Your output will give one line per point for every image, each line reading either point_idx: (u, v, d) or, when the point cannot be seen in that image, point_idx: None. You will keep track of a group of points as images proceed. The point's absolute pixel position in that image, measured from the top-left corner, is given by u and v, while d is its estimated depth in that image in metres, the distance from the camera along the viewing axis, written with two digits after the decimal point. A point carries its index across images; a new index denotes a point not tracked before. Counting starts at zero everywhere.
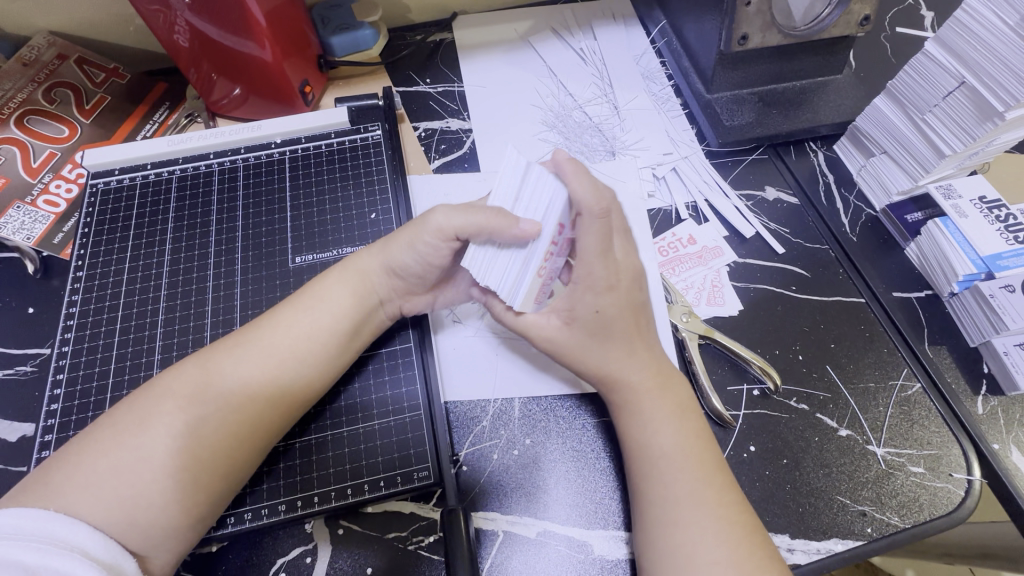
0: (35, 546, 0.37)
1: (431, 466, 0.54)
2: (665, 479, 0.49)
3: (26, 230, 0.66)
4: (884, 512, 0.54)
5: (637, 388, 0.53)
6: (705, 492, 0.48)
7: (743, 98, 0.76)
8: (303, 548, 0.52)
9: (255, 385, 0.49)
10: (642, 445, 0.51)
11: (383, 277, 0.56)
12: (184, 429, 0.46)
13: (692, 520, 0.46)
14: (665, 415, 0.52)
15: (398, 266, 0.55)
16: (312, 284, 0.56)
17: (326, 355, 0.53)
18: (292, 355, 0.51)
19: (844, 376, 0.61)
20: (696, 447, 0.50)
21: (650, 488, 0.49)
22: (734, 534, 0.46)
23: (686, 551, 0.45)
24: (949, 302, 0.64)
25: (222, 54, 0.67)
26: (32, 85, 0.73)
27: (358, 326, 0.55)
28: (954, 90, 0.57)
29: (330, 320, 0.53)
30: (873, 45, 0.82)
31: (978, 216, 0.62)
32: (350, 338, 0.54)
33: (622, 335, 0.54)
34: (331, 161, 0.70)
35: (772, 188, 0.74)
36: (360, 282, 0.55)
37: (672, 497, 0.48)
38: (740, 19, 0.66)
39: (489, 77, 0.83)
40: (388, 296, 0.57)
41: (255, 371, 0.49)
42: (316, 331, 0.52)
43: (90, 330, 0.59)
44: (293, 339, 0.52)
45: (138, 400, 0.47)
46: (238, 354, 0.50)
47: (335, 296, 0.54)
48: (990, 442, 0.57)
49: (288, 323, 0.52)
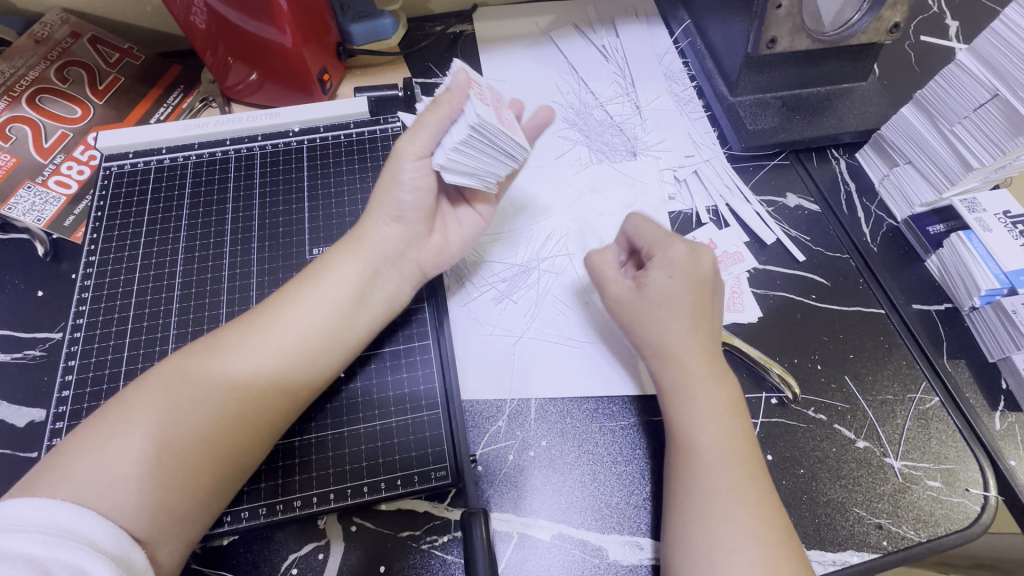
0: (38, 537, 0.36)
1: (449, 466, 0.53)
2: (709, 473, 0.48)
3: (37, 212, 0.65)
4: (899, 525, 0.54)
5: (686, 379, 0.53)
6: (746, 489, 0.47)
7: (767, 102, 0.75)
8: (315, 544, 0.51)
9: (262, 363, 0.48)
10: (684, 434, 0.51)
11: (386, 228, 0.57)
12: (204, 421, 0.45)
13: (735, 515, 0.46)
14: (716, 408, 0.51)
15: (394, 207, 0.56)
16: (321, 261, 0.56)
17: (334, 328, 0.52)
18: (296, 332, 0.50)
19: (862, 387, 0.60)
20: (738, 439, 0.50)
21: (692, 482, 0.48)
22: (772, 533, 0.46)
23: (725, 545, 0.45)
24: (969, 316, 0.63)
25: (241, 38, 0.65)
26: (44, 63, 0.71)
27: (364, 294, 0.54)
28: (985, 102, 0.57)
29: (334, 293, 0.53)
30: (899, 53, 0.81)
31: (1001, 230, 0.62)
32: (357, 308, 0.54)
33: (681, 326, 0.55)
34: (349, 151, 0.69)
35: (793, 195, 0.73)
36: (356, 247, 0.55)
37: (714, 489, 0.47)
38: (769, 22, 0.65)
39: (509, 71, 0.82)
40: (397, 257, 0.57)
41: (264, 352, 0.49)
42: (315, 306, 0.52)
43: (103, 315, 0.58)
44: (294, 316, 0.51)
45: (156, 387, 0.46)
46: (244, 334, 0.49)
47: (339, 269, 0.54)
48: (1006, 458, 0.57)
49: (293, 300, 0.52)
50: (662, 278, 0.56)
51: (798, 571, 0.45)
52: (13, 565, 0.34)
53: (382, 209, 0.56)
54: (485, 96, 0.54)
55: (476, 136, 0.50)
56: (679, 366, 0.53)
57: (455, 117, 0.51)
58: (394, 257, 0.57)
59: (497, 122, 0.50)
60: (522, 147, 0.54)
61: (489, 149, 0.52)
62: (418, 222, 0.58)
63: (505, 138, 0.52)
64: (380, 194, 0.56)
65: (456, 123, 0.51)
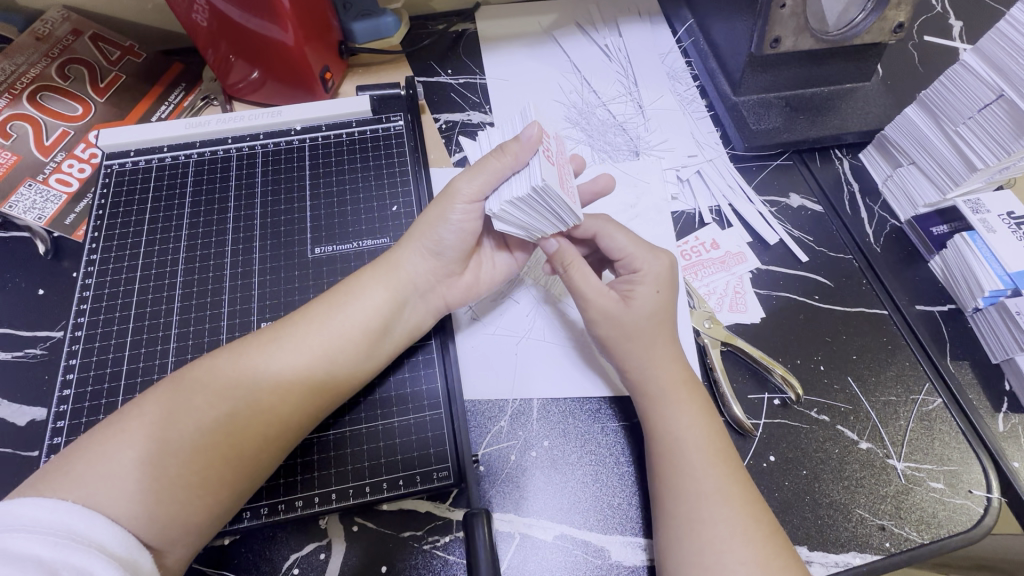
0: (49, 539, 0.36)
1: (451, 466, 0.53)
2: (693, 474, 0.48)
3: (38, 210, 0.65)
4: (902, 527, 0.53)
5: (663, 387, 0.53)
6: (733, 488, 0.47)
7: (770, 102, 0.75)
8: (316, 544, 0.51)
9: (290, 384, 0.48)
10: (665, 436, 0.51)
11: (420, 260, 0.56)
12: (207, 422, 0.45)
13: (723, 515, 0.46)
14: (693, 411, 0.51)
15: (433, 242, 0.56)
16: (349, 282, 0.55)
17: (360, 355, 0.52)
18: (326, 357, 0.50)
19: (865, 388, 0.60)
20: (719, 440, 0.50)
21: (675, 483, 0.48)
22: (761, 532, 0.46)
23: (715, 546, 0.45)
24: (972, 317, 0.63)
25: (243, 35, 0.65)
26: (45, 61, 0.71)
27: (391, 324, 0.54)
28: (990, 103, 0.56)
29: (364, 320, 0.53)
30: (902, 53, 0.81)
31: (1006, 231, 0.62)
32: (383, 337, 0.54)
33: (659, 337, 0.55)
34: (351, 150, 0.69)
35: (796, 195, 0.73)
36: (392, 279, 0.55)
37: (699, 490, 0.47)
38: (774, 21, 0.64)
39: (511, 69, 0.82)
40: (426, 290, 0.57)
41: (294, 371, 0.49)
42: (346, 330, 0.52)
43: (105, 315, 0.58)
44: (327, 338, 0.51)
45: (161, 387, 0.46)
46: (272, 351, 0.49)
47: (369, 295, 0.54)
48: (1009, 459, 0.57)
49: (323, 323, 0.51)
50: (647, 290, 0.55)
51: (792, 569, 0.45)
52: (23, 567, 0.33)
53: (420, 242, 0.56)
54: (554, 154, 0.53)
55: (535, 196, 0.50)
56: (658, 370, 0.53)
57: (519, 169, 0.51)
58: (424, 291, 0.57)
59: (560, 191, 0.50)
60: (575, 220, 0.53)
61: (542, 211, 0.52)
62: (452, 260, 0.57)
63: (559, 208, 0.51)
64: (422, 227, 0.56)
65: (519, 175, 0.51)
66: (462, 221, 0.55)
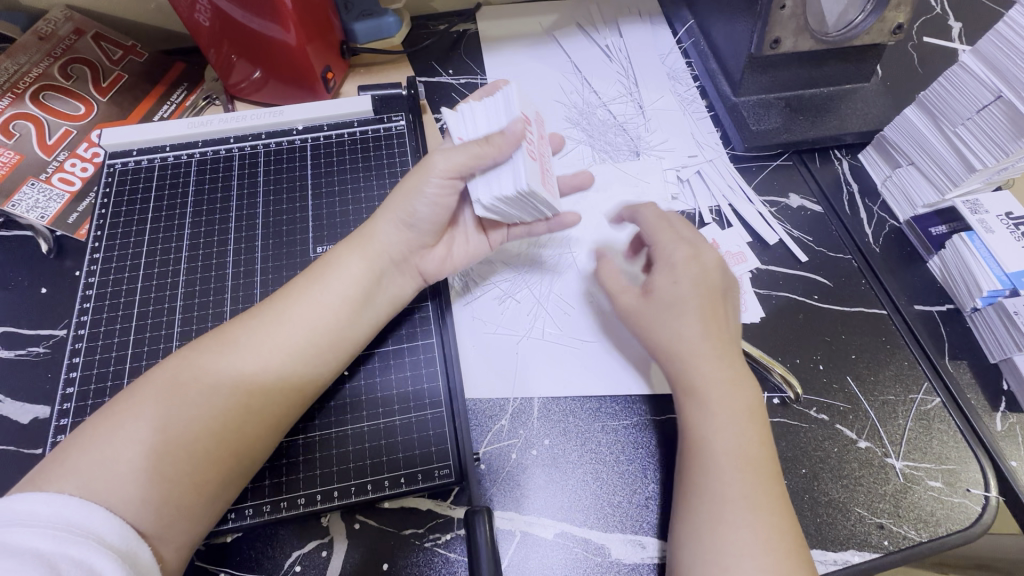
0: (48, 532, 0.36)
1: (452, 464, 0.54)
2: (721, 479, 0.48)
3: (40, 209, 0.65)
4: (901, 525, 0.54)
5: (708, 385, 0.52)
6: (759, 494, 0.47)
7: (770, 102, 0.75)
8: (318, 541, 0.51)
9: (270, 353, 0.49)
10: (701, 439, 0.50)
11: (394, 232, 0.56)
12: (208, 417, 0.45)
13: (747, 521, 0.46)
14: (731, 413, 0.51)
15: (406, 214, 0.56)
16: (327, 258, 0.56)
17: (340, 323, 0.52)
18: (307, 328, 0.51)
19: (864, 388, 0.60)
20: (754, 446, 0.49)
21: (707, 487, 0.48)
22: (784, 541, 0.45)
23: (736, 552, 0.45)
24: (970, 317, 0.64)
25: (245, 35, 0.65)
26: (47, 60, 0.71)
27: (370, 294, 0.55)
28: (989, 103, 0.57)
29: (343, 289, 0.53)
30: (901, 54, 0.81)
31: (1004, 231, 0.62)
32: (364, 307, 0.54)
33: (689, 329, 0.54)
34: (353, 150, 0.69)
35: (795, 195, 0.73)
36: (366, 247, 0.55)
37: (725, 495, 0.47)
38: (773, 22, 0.65)
39: (512, 70, 0.82)
40: (402, 260, 0.57)
41: (274, 345, 0.49)
42: (325, 299, 0.52)
43: (107, 313, 0.58)
44: (306, 310, 0.51)
45: (162, 381, 0.46)
46: (253, 326, 0.50)
47: (346, 265, 0.54)
48: (1007, 459, 0.57)
49: (301, 296, 0.52)
50: (664, 281, 0.56)
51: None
52: (22, 559, 0.34)
53: (394, 211, 0.56)
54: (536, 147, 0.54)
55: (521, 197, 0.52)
56: (715, 370, 0.52)
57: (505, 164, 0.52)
58: (399, 260, 0.57)
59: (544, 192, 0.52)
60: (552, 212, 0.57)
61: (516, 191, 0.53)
62: (426, 233, 0.57)
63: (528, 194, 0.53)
64: (397, 200, 0.56)
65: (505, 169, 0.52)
66: (437, 195, 0.54)
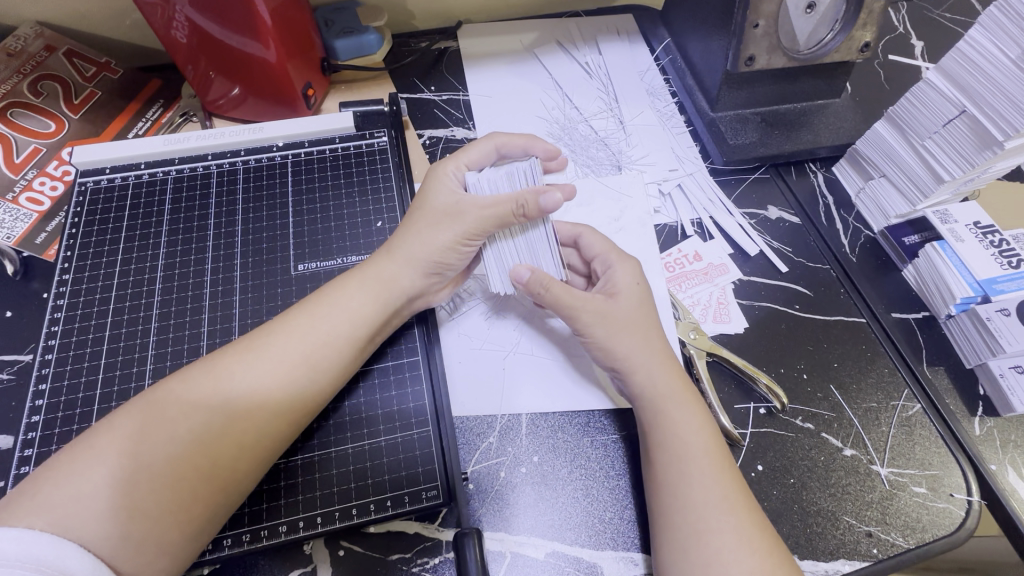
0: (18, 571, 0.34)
1: (440, 485, 0.52)
2: (695, 485, 0.48)
3: (7, 229, 0.63)
4: (889, 533, 0.54)
5: (666, 393, 0.53)
6: (733, 498, 0.47)
7: (746, 117, 0.77)
8: (300, 571, 0.49)
9: (264, 386, 0.47)
10: (663, 449, 0.50)
11: (416, 276, 0.55)
12: (185, 437, 0.43)
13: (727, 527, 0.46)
14: (693, 421, 0.51)
15: (435, 264, 0.56)
16: (327, 288, 0.54)
17: (338, 360, 0.51)
18: (300, 362, 0.49)
19: (848, 397, 0.61)
20: (718, 452, 0.50)
21: (673, 497, 0.48)
22: (765, 542, 0.46)
23: (721, 560, 0.44)
24: (946, 324, 0.65)
25: (224, 51, 0.66)
26: (16, 77, 0.70)
27: (381, 331, 0.55)
28: (954, 118, 0.59)
29: (343, 325, 0.51)
30: (869, 71, 0.84)
31: (973, 240, 0.64)
32: (364, 343, 0.53)
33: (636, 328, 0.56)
34: (335, 166, 0.67)
35: (774, 207, 0.75)
36: (381, 288, 0.54)
37: (700, 502, 0.47)
38: (748, 40, 0.67)
39: (494, 87, 0.83)
40: (418, 298, 0.57)
41: (265, 376, 0.47)
42: (323, 333, 0.50)
43: (76, 338, 0.55)
44: (302, 340, 0.50)
45: (139, 407, 0.44)
46: (250, 359, 0.48)
47: (354, 304, 0.53)
48: (988, 462, 0.58)
49: (298, 328, 0.50)
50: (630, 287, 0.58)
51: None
52: None
53: (415, 255, 0.55)
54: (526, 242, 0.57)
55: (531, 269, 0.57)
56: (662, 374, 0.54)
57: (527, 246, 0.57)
58: (412, 298, 0.56)
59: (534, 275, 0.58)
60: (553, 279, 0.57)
61: (485, 260, 0.58)
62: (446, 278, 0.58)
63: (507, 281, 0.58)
64: (421, 249, 0.55)
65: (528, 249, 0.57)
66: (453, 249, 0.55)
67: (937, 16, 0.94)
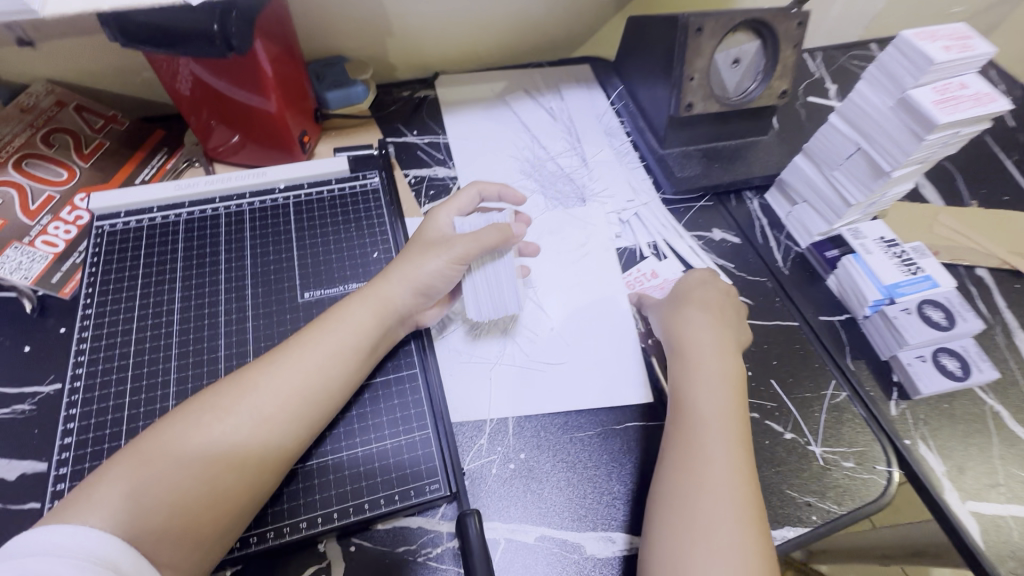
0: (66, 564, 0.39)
1: (442, 480, 0.59)
2: (714, 474, 0.55)
3: (24, 270, 0.68)
4: (825, 502, 0.64)
5: (716, 389, 0.60)
6: (742, 495, 0.54)
7: (690, 153, 0.90)
8: (316, 567, 0.55)
9: (287, 397, 0.53)
10: (700, 440, 0.57)
11: (408, 295, 0.62)
12: (224, 442, 0.50)
13: (728, 513, 0.53)
14: (732, 421, 0.58)
15: (423, 285, 0.63)
16: (335, 309, 0.61)
17: (347, 373, 0.58)
18: (319, 374, 0.55)
19: (786, 388, 0.71)
20: (746, 454, 0.57)
21: (691, 480, 0.55)
22: (756, 536, 0.52)
23: (713, 537, 0.52)
24: (863, 324, 0.77)
25: (230, 104, 0.74)
26: (29, 130, 0.76)
27: (378, 345, 0.61)
28: (853, 153, 0.72)
29: (353, 339, 0.58)
30: (791, 111, 0.99)
31: (880, 253, 0.76)
32: (369, 357, 0.60)
33: (710, 338, 0.64)
34: (333, 205, 0.75)
35: (718, 229, 0.86)
36: (380, 305, 0.61)
37: (712, 487, 0.54)
38: (685, 89, 0.81)
39: (470, 130, 0.93)
40: (409, 316, 0.64)
41: (287, 388, 0.53)
42: (338, 348, 0.57)
43: (102, 366, 0.60)
44: (320, 357, 0.56)
45: (179, 419, 0.50)
46: (273, 372, 0.54)
47: (357, 320, 0.59)
48: (903, 438, 0.69)
49: (315, 344, 0.57)
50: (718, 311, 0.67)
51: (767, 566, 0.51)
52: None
53: (409, 279, 0.62)
54: (495, 273, 0.67)
55: (500, 296, 0.66)
56: (712, 372, 0.62)
57: (498, 277, 0.67)
58: (404, 315, 0.63)
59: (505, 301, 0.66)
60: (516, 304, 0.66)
61: (464, 289, 0.67)
62: (433, 300, 0.65)
63: (478, 307, 0.66)
64: (412, 274, 0.62)
65: (497, 277, 0.67)
66: (436, 269, 0.63)
67: (847, 64, 1.11)
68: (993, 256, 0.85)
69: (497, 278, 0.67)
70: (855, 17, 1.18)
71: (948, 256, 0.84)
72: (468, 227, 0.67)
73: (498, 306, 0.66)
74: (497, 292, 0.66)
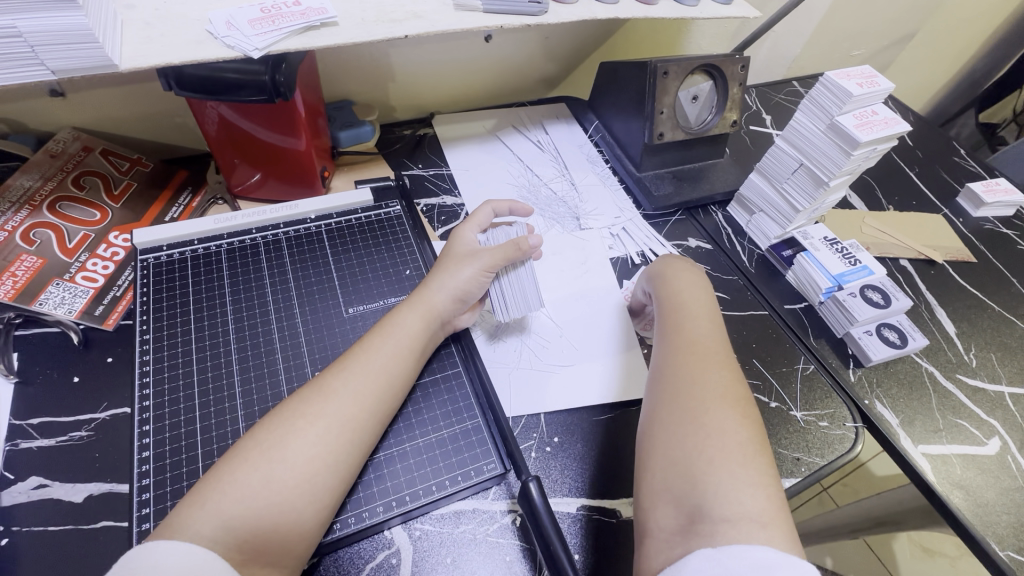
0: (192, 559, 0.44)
1: (496, 460, 0.66)
2: (704, 409, 0.58)
3: (67, 305, 0.71)
4: (811, 456, 0.75)
5: (696, 344, 0.66)
6: (729, 425, 0.56)
7: (662, 175, 1.04)
8: (387, 551, 0.60)
9: (359, 395, 0.59)
10: (687, 383, 0.61)
11: (448, 302, 0.70)
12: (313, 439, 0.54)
13: (717, 439, 0.55)
14: (714, 366, 0.63)
15: (461, 292, 0.71)
16: (388, 317, 0.68)
17: (405, 373, 0.64)
18: (384, 374, 0.62)
19: (766, 365, 0.84)
20: (731, 391, 0.60)
21: (682, 416, 0.58)
22: (747, 458, 0.53)
23: (707, 462, 0.53)
24: (820, 309, 0.91)
25: (260, 145, 0.80)
26: (60, 174, 0.79)
27: (426, 348, 0.68)
28: (798, 168, 0.88)
29: (406, 343, 0.65)
30: (739, 138, 1.17)
31: (826, 249, 0.92)
32: (420, 359, 0.67)
33: (689, 308, 0.71)
34: (362, 231, 0.83)
35: (693, 238, 1.00)
36: (424, 311, 0.68)
37: (700, 418, 0.57)
38: (657, 121, 0.96)
39: (469, 162, 1.04)
40: (448, 320, 0.72)
41: (359, 388, 0.59)
42: (396, 351, 0.64)
43: (168, 385, 0.64)
44: (382, 360, 0.62)
45: (272, 422, 0.55)
46: (345, 375, 0.60)
47: (407, 326, 0.66)
48: (863, 398, 0.83)
49: (377, 349, 0.63)
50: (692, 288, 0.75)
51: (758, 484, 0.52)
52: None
53: (449, 287, 0.70)
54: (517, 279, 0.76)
55: (522, 296, 0.75)
56: (690, 332, 0.68)
57: (521, 281, 0.76)
58: (444, 318, 0.71)
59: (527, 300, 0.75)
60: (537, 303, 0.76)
61: (491, 294, 0.75)
62: (467, 305, 0.73)
63: (503, 307, 0.74)
64: (451, 282, 0.71)
65: (519, 281, 0.76)
66: (470, 277, 0.71)
67: (779, 100, 1.32)
68: (910, 249, 1.03)
69: (518, 282, 0.76)
70: (779, 62, 1.41)
71: (877, 251, 1.02)
72: (490, 240, 0.77)
73: (521, 305, 0.75)
74: (520, 292, 0.75)
